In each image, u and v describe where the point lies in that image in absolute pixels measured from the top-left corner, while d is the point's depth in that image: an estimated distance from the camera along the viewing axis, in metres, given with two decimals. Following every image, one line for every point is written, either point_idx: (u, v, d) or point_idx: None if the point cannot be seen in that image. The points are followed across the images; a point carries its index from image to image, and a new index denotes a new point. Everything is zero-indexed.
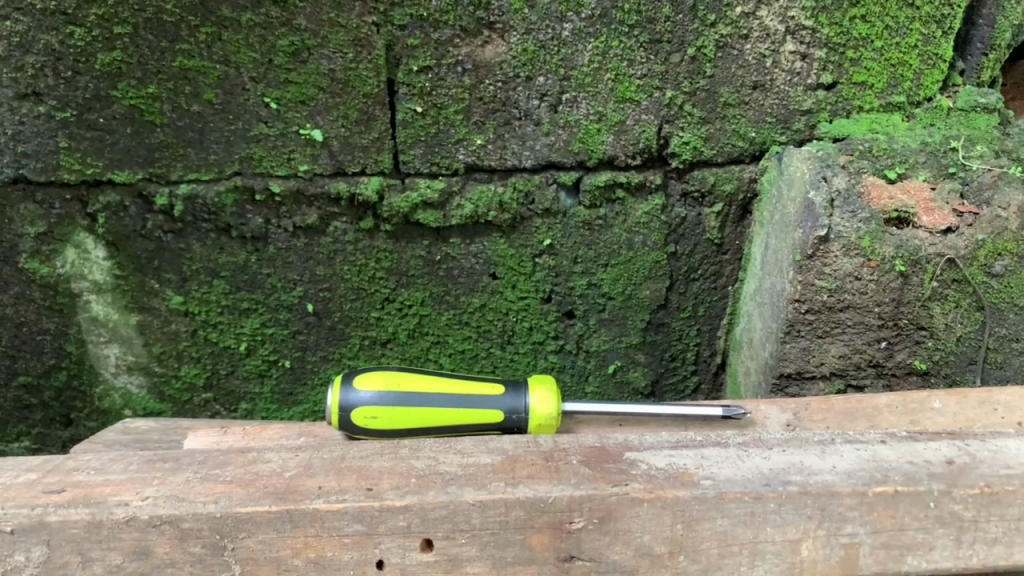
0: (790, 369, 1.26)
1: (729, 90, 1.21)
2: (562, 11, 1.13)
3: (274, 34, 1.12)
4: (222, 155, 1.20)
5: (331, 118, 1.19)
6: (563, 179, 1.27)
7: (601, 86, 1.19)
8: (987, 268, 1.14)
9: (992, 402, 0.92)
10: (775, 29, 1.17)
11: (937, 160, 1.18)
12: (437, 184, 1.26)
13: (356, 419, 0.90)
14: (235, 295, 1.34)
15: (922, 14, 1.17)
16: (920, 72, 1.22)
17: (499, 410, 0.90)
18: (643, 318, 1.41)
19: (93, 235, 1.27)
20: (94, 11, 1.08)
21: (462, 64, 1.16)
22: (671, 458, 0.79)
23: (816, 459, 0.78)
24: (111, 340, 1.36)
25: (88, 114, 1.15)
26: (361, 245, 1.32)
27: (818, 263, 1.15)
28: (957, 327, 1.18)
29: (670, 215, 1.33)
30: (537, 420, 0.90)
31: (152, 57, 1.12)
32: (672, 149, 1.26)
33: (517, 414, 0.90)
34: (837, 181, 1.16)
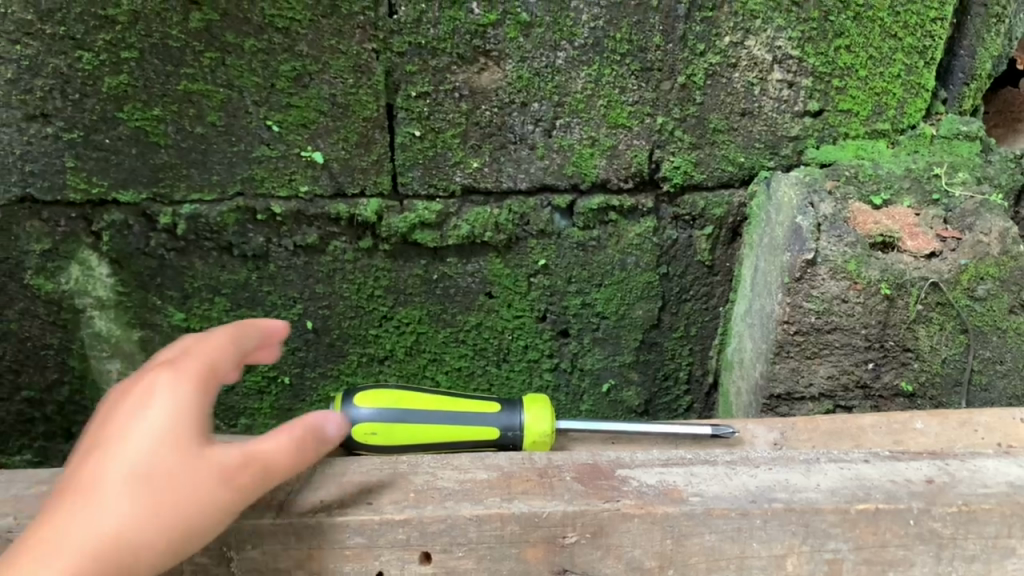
0: (779, 389, 1.29)
1: (718, 117, 1.25)
2: (556, 39, 1.16)
3: (276, 59, 1.15)
4: (224, 175, 1.23)
5: (332, 141, 1.22)
6: (557, 202, 1.30)
7: (593, 112, 1.23)
8: (969, 292, 1.17)
9: (973, 424, 0.95)
10: (763, 59, 1.20)
11: (922, 186, 1.22)
12: (435, 206, 1.29)
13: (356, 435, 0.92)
14: (236, 312, 1.36)
15: (905, 45, 1.21)
16: (904, 101, 1.26)
17: (496, 428, 0.93)
18: (636, 337, 1.44)
19: (97, 253, 1.29)
20: (102, 37, 1.11)
21: (459, 90, 1.19)
22: (662, 475, 0.81)
23: (801, 477, 0.80)
24: (113, 356, 1.38)
25: (94, 135, 1.18)
26: (360, 264, 1.34)
27: (806, 286, 1.18)
28: (942, 348, 1.21)
29: (661, 237, 1.36)
30: (532, 439, 0.93)
31: (158, 81, 1.15)
32: (663, 173, 1.29)
33: (513, 433, 0.93)
34: (824, 207, 1.20)
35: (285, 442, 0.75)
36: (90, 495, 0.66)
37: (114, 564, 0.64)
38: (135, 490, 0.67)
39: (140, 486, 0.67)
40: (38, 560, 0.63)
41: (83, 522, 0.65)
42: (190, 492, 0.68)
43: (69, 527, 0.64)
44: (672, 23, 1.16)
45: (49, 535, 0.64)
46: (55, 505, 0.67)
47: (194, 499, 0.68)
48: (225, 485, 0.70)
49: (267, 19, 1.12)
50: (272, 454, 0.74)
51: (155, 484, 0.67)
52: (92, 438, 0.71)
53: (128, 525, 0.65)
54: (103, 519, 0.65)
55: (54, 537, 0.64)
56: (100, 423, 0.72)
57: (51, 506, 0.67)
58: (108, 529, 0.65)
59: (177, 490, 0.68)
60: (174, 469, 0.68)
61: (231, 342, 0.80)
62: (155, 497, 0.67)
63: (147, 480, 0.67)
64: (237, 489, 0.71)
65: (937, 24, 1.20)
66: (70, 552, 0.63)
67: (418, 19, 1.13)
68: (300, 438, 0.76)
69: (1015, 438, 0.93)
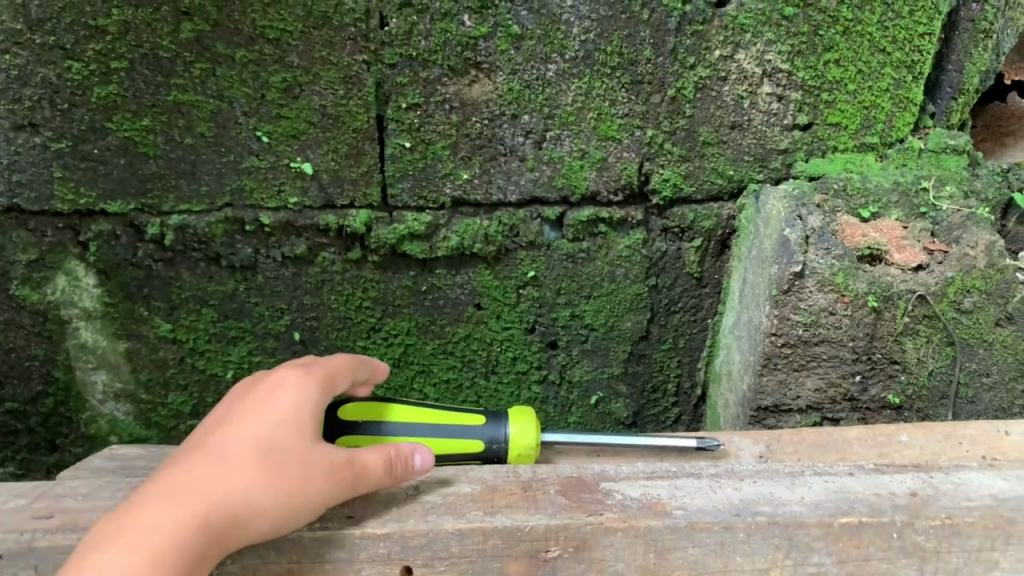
0: (767, 402, 1.29)
1: (708, 130, 1.25)
2: (547, 52, 1.17)
3: (267, 70, 1.15)
4: (213, 186, 1.23)
5: (321, 152, 1.22)
6: (547, 214, 1.31)
7: (583, 125, 1.23)
8: (956, 304, 1.18)
9: (958, 436, 0.95)
10: (752, 72, 1.21)
11: (909, 200, 1.23)
12: (424, 217, 1.29)
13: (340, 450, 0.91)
14: (223, 323, 1.36)
15: (893, 59, 1.22)
16: (892, 115, 1.27)
17: (482, 443, 0.92)
18: (625, 349, 1.44)
19: (84, 263, 1.29)
20: (92, 47, 1.10)
21: (450, 102, 1.19)
22: (646, 488, 0.81)
23: (786, 490, 0.80)
24: (99, 367, 1.38)
25: (82, 145, 1.17)
26: (348, 275, 1.34)
27: (793, 298, 1.19)
28: (929, 362, 1.21)
29: (651, 249, 1.36)
30: (518, 453, 0.93)
31: (147, 91, 1.14)
32: (652, 186, 1.29)
33: (498, 448, 0.93)
34: (812, 220, 1.20)
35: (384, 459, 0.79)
36: (215, 459, 0.74)
37: (223, 524, 0.70)
38: (254, 463, 0.74)
39: (257, 460, 0.74)
40: (161, 503, 0.70)
41: (204, 483, 0.72)
42: (297, 476, 0.74)
43: (192, 482, 0.72)
44: (662, 36, 1.17)
45: (174, 486, 0.72)
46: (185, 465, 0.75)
47: (300, 486, 0.74)
48: (327, 478, 0.75)
49: (259, 30, 1.12)
50: (373, 466, 0.78)
51: (271, 460, 0.74)
52: (225, 417, 0.80)
53: (241, 492, 0.72)
54: (222, 481, 0.72)
55: (179, 487, 0.71)
56: (233, 406, 0.81)
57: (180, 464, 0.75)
58: (225, 492, 0.71)
59: (287, 472, 0.74)
60: (290, 455, 0.75)
61: (347, 372, 0.91)
62: (269, 472, 0.74)
63: (265, 457, 0.74)
64: (338, 485, 0.76)
65: (924, 39, 1.21)
66: (189, 504, 0.70)
67: (410, 31, 1.13)
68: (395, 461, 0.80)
69: (999, 451, 0.93)
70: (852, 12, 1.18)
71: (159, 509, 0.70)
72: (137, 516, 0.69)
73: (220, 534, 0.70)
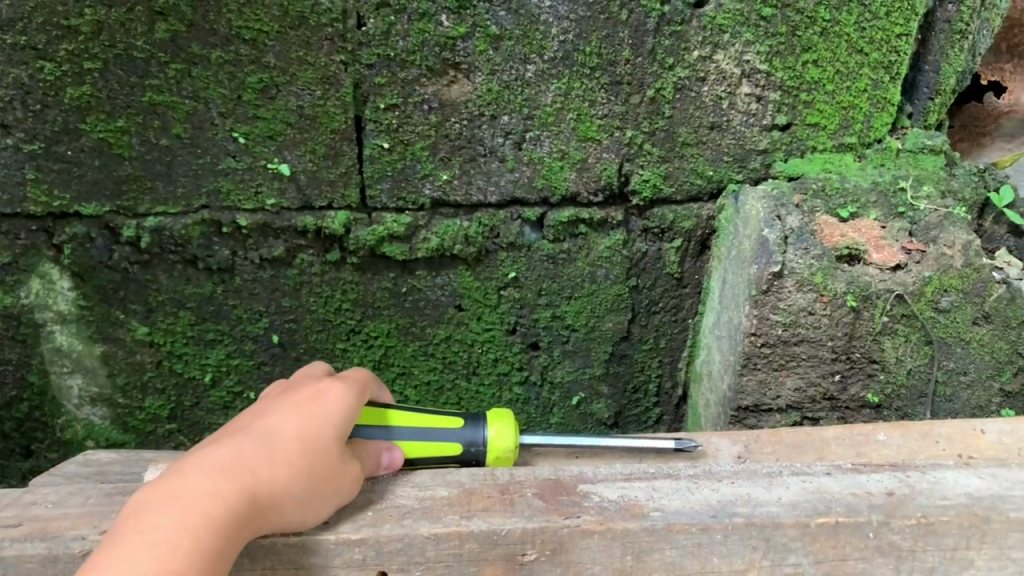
0: (747, 402, 1.28)
1: (687, 130, 1.25)
2: (525, 53, 1.16)
3: (243, 71, 1.14)
4: (189, 188, 1.22)
5: (299, 154, 1.21)
6: (527, 215, 1.30)
7: (563, 125, 1.23)
8: (934, 303, 1.19)
9: (934, 435, 0.95)
10: (731, 72, 1.21)
11: (888, 200, 1.23)
12: (404, 219, 1.28)
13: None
14: (201, 326, 1.34)
15: (871, 60, 1.23)
16: (870, 115, 1.27)
17: (460, 447, 0.91)
18: (606, 350, 1.44)
19: (58, 266, 1.27)
20: (65, 47, 1.09)
21: (428, 102, 1.19)
22: (623, 490, 0.81)
23: (763, 491, 0.80)
24: (75, 371, 1.36)
25: (56, 147, 1.16)
26: (327, 277, 1.33)
27: (773, 298, 1.19)
28: (907, 360, 1.22)
29: (631, 249, 1.36)
30: (496, 457, 0.92)
31: (121, 92, 1.13)
32: (632, 187, 1.29)
33: (476, 451, 0.92)
34: (791, 220, 1.21)
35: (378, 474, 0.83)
36: (259, 444, 0.75)
37: (263, 507, 0.71)
38: (294, 454, 0.75)
39: (299, 451, 0.75)
40: (207, 475, 0.70)
41: (248, 465, 0.73)
42: (330, 474, 0.76)
43: (237, 462, 0.72)
44: (641, 36, 1.17)
45: (215, 464, 0.72)
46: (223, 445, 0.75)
47: (331, 484, 0.76)
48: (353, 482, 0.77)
49: (234, 31, 1.11)
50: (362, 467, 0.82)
51: (311, 453, 0.76)
52: (260, 409, 0.81)
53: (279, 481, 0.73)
54: (266, 466, 0.73)
55: (224, 466, 0.72)
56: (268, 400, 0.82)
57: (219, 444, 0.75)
58: (268, 477, 0.72)
59: (322, 469, 0.76)
60: (327, 451, 0.77)
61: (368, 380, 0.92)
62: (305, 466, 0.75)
63: (305, 449, 0.76)
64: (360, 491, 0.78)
65: (901, 40, 1.22)
66: (236, 482, 0.71)
67: (387, 31, 1.13)
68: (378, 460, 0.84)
69: (975, 450, 0.93)
70: (829, 13, 1.18)
71: (207, 482, 0.70)
72: (183, 484, 0.69)
73: (256, 518, 0.71)
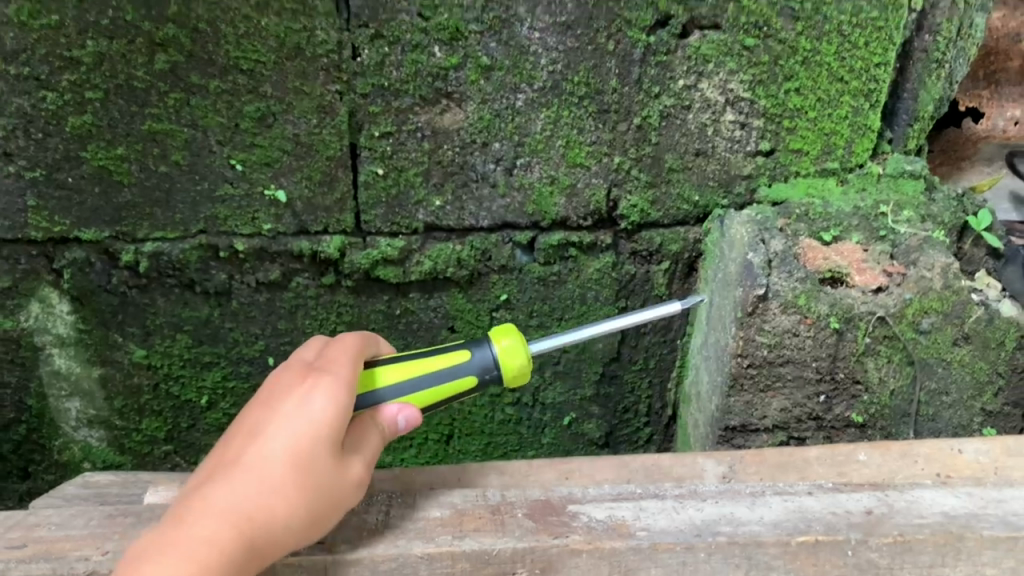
0: (734, 422, 1.31)
1: (674, 156, 1.28)
2: (515, 82, 1.20)
3: (241, 100, 1.17)
4: (188, 214, 1.24)
5: (295, 180, 1.24)
6: (519, 238, 1.34)
7: (553, 152, 1.26)
8: (914, 325, 1.21)
9: (913, 455, 0.98)
10: (715, 100, 1.25)
11: (869, 224, 1.27)
12: (398, 242, 1.31)
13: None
14: (198, 349, 1.37)
15: (852, 88, 1.26)
16: (851, 141, 1.31)
17: (473, 372, 0.89)
18: (596, 371, 1.46)
19: (58, 290, 1.30)
20: (66, 77, 1.12)
21: (422, 130, 1.22)
22: (611, 510, 0.84)
23: (746, 510, 0.83)
24: (73, 394, 1.38)
25: (56, 174, 1.19)
26: (322, 299, 1.36)
27: (758, 320, 1.22)
28: (890, 380, 1.25)
29: (621, 272, 1.39)
30: (513, 373, 0.89)
31: (122, 121, 1.16)
32: (621, 211, 1.33)
33: (491, 373, 0.89)
34: (775, 244, 1.24)
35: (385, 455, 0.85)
36: (254, 475, 0.76)
37: (263, 538, 0.75)
38: (293, 482, 0.77)
39: (294, 476, 0.77)
40: (206, 521, 0.73)
41: (245, 498, 0.75)
42: (327, 490, 0.78)
43: (232, 498, 0.75)
44: (628, 66, 1.20)
45: (215, 505, 0.74)
46: (220, 475, 0.77)
47: (330, 497, 0.79)
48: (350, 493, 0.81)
49: (232, 61, 1.14)
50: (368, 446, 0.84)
51: (307, 477, 0.77)
52: (254, 423, 0.81)
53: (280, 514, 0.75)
54: (262, 498, 0.75)
55: (222, 504, 0.74)
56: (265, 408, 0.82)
57: (215, 477, 0.77)
58: (266, 508, 0.75)
59: (318, 486, 0.78)
60: (321, 467, 0.78)
61: (359, 349, 0.89)
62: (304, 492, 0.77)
63: (299, 471, 0.77)
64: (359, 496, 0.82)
65: (880, 69, 1.25)
66: (233, 520, 0.73)
67: (382, 62, 1.16)
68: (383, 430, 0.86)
69: (953, 470, 0.96)
70: (811, 42, 1.22)
71: (205, 525, 0.72)
72: (184, 533, 0.72)
73: (259, 554, 0.74)
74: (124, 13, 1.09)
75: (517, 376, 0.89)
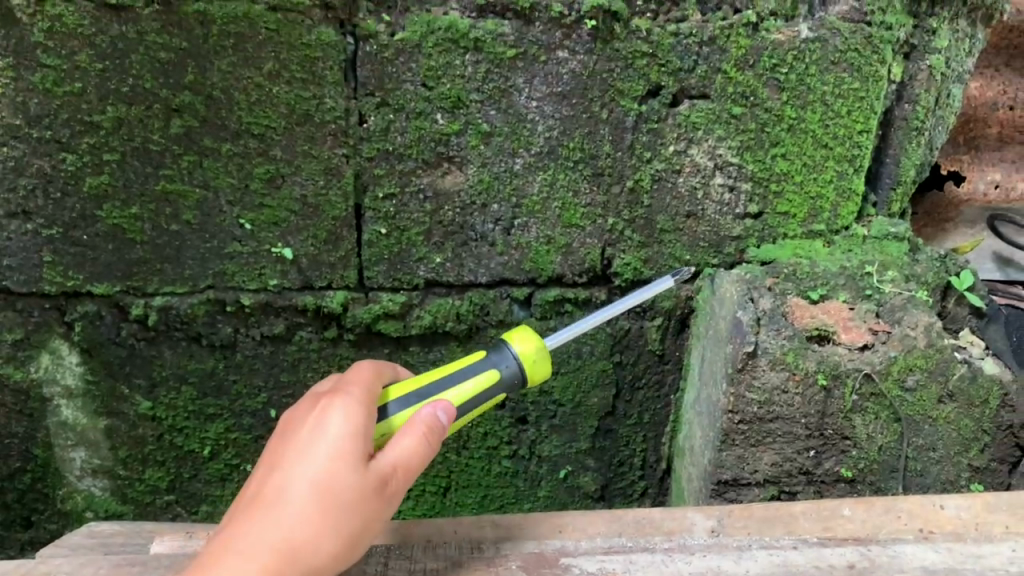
0: (726, 476, 1.33)
1: (665, 218, 1.34)
2: (514, 148, 1.25)
3: (252, 163, 1.22)
4: (197, 270, 1.29)
5: (301, 239, 1.29)
6: (516, 294, 1.38)
7: (549, 213, 1.31)
8: (900, 382, 1.25)
9: (896, 510, 1.01)
10: (705, 165, 1.30)
11: (856, 283, 1.31)
12: (399, 298, 1.35)
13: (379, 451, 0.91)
14: (202, 401, 1.40)
15: (836, 154, 1.32)
16: (836, 204, 1.36)
17: (496, 368, 0.97)
18: (592, 424, 1.50)
19: (68, 342, 1.34)
20: (86, 140, 1.18)
21: (424, 192, 1.27)
22: (602, 563, 0.93)
23: (732, 563, 0.91)
24: (79, 444, 1.41)
25: (72, 232, 1.24)
26: (324, 352, 1.39)
27: (748, 376, 1.25)
28: (878, 436, 1.27)
29: (615, 326, 1.42)
30: (532, 363, 0.98)
31: (137, 182, 1.21)
32: (615, 269, 1.37)
33: (512, 367, 0.97)
34: (763, 302, 1.28)
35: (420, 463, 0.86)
36: (276, 504, 0.79)
37: (292, 562, 0.77)
38: (314, 503, 0.79)
39: (317, 498, 0.79)
40: (234, 555, 0.76)
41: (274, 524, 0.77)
42: (351, 505, 0.80)
43: (257, 529, 0.77)
44: (621, 133, 1.26)
45: (243, 538, 0.77)
46: (247, 509, 0.80)
47: (357, 514, 0.81)
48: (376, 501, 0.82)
49: (244, 126, 1.20)
50: (405, 455, 0.84)
51: (327, 496, 0.79)
52: (276, 457, 0.85)
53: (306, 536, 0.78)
54: (286, 523, 0.78)
55: (251, 536, 0.77)
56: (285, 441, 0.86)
57: (242, 513, 0.80)
58: (295, 532, 0.78)
59: (344, 503, 0.80)
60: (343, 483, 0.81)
61: (376, 374, 0.94)
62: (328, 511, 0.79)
63: (322, 493, 0.79)
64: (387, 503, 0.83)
65: (863, 136, 1.31)
66: (264, 551, 0.76)
67: (387, 128, 1.22)
68: (423, 434, 0.86)
69: (935, 525, 0.99)
70: (795, 111, 1.28)
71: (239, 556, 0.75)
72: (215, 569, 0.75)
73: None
74: (143, 82, 1.15)
75: (535, 366, 0.98)
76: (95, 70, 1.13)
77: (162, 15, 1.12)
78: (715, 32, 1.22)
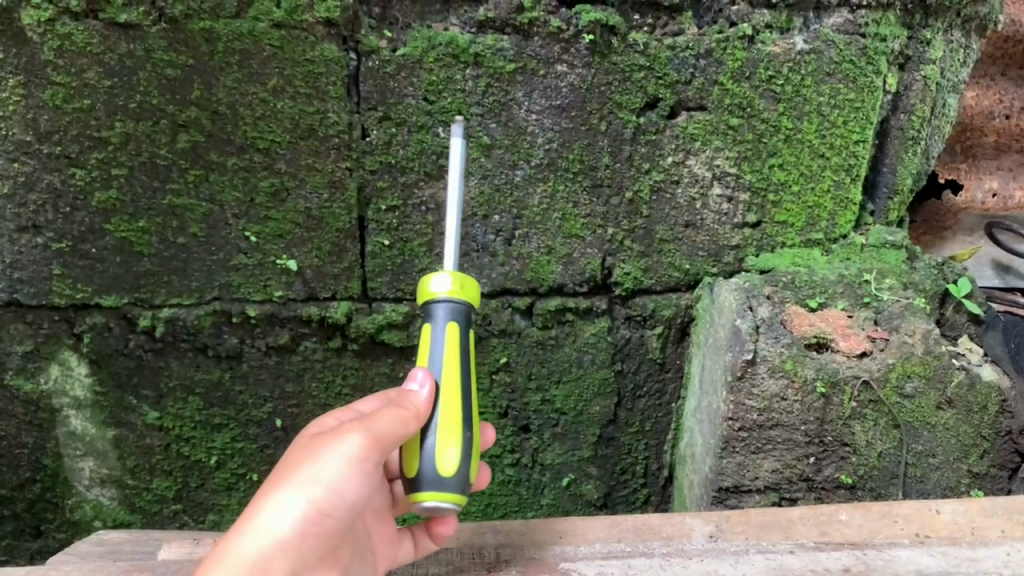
0: (727, 483, 1.33)
1: (664, 228, 1.36)
2: (514, 160, 1.27)
3: (257, 176, 1.25)
4: (203, 282, 1.31)
5: (306, 250, 1.31)
6: (518, 304, 1.39)
7: (550, 224, 1.33)
8: (898, 389, 1.26)
9: (893, 515, 1.02)
10: (703, 175, 1.32)
11: (854, 291, 1.32)
12: (402, 308, 1.36)
13: (414, 469, 0.87)
14: (208, 410, 1.42)
15: (833, 163, 1.34)
16: (834, 213, 1.38)
17: (425, 321, 0.94)
18: (594, 432, 1.51)
19: (76, 354, 1.36)
20: (95, 156, 1.20)
21: (426, 204, 1.29)
22: (601, 567, 0.97)
23: (730, 567, 0.95)
24: (87, 454, 1.43)
25: (81, 245, 1.26)
26: (329, 363, 1.41)
27: (747, 384, 1.26)
28: (877, 444, 1.28)
29: (616, 335, 1.44)
30: (442, 285, 0.93)
31: (145, 196, 1.24)
32: (615, 278, 1.39)
33: (431, 306, 0.93)
34: (762, 311, 1.30)
35: (388, 412, 0.85)
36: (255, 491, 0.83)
37: (259, 517, 0.78)
38: (274, 472, 0.82)
39: (280, 470, 0.82)
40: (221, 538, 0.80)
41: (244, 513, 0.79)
42: (307, 457, 0.82)
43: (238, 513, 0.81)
44: (619, 145, 1.28)
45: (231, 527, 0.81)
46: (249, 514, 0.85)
47: (314, 466, 0.80)
48: (334, 445, 0.82)
49: (249, 140, 1.22)
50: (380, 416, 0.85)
51: (286, 463, 0.83)
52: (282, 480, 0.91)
53: (267, 495, 0.80)
54: (256, 495, 0.81)
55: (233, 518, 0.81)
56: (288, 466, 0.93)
57: None
58: (266, 507, 0.79)
59: (302, 459, 0.82)
60: (302, 453, 0.83)
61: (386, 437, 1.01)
62: (283, 471, 0.81)
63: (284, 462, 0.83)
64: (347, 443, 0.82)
65: (859, 145, 1.33)
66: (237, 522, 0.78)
67: (389, 141, 1.24)
68: (395, 401, 0.87)
69: (931, 529, 1.01)
70: (792, 122, 1.30)
71: (222, 540, 0.78)
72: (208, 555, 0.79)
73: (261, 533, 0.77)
74: (151, 98, 1.18)
75: (446, 281, 0.92)
76: (104, 86, 1.16)
77: (169, 33, 1.14)
78: (712, 45, 1.24)
